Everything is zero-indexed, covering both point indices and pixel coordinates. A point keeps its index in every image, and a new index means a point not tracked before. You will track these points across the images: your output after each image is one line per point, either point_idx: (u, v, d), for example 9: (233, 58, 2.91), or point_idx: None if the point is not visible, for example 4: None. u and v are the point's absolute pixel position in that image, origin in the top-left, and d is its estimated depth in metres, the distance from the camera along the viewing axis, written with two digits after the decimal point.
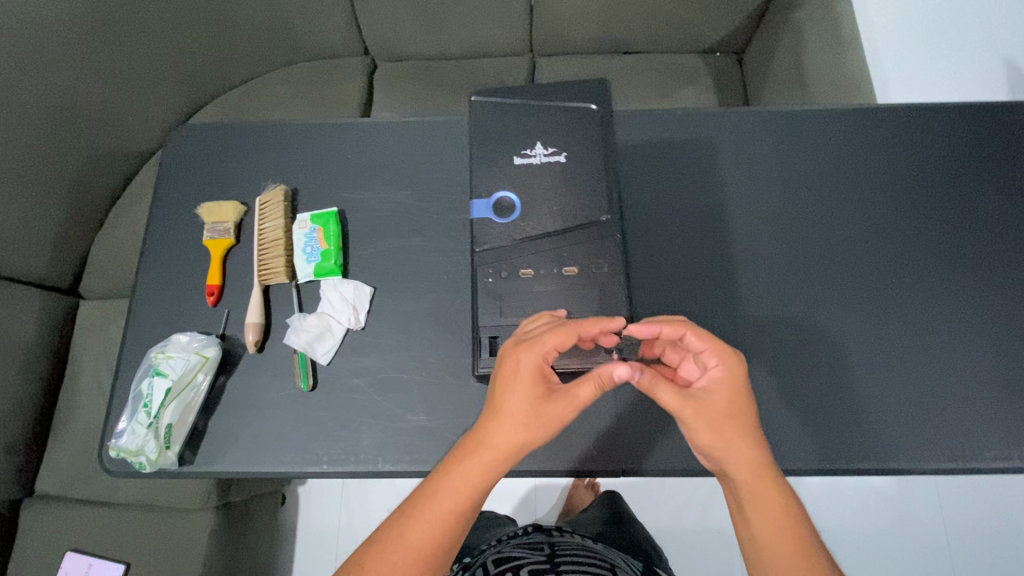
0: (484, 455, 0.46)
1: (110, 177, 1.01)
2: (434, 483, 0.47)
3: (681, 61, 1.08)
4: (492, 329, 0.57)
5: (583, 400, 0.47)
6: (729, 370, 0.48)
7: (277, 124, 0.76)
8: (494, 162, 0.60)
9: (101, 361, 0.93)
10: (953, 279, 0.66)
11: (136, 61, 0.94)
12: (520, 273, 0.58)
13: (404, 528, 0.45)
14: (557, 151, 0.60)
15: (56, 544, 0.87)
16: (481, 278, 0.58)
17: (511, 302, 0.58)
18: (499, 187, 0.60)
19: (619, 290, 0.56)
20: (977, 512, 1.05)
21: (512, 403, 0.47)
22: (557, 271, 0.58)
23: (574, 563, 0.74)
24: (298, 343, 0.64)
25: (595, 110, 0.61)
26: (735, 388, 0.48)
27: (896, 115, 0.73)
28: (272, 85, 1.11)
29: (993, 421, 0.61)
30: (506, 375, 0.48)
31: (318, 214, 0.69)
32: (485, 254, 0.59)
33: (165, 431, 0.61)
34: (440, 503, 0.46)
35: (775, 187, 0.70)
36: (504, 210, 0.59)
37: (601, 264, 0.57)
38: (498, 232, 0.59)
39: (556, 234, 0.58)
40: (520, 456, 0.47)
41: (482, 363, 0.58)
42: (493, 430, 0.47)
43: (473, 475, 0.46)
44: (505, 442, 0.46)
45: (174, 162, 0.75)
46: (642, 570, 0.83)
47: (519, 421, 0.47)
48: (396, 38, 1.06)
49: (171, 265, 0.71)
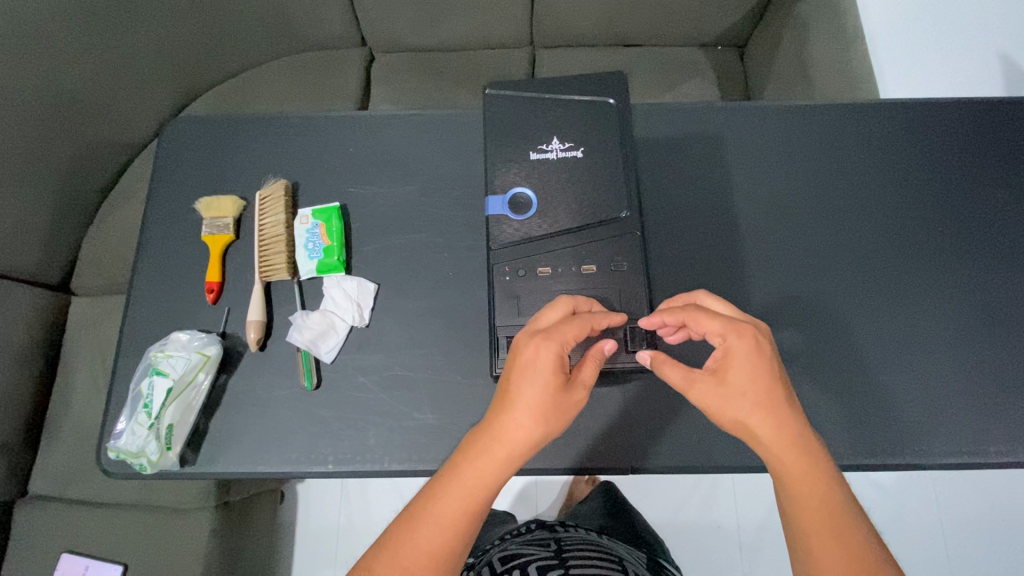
0: (500, 452, 0.44)
1: (103, 169, 0.99)
2: (444, 483, 0.45)
3: (681, 56, 1.08)
4: (511, 329, 0.56)
5: (588, 381, 0.48)
6: (733, 342, 0.46)
7: (278, 116, 0.74)
8: (506, 157, 0.59)
9: (96, 358, 0.91)
10: (958, 274, 0.66)
11: (130, 52, 0.92)
12: (538, 271, 0.57)
13: (414, 531, 0.44)
14: (574, 146, 0.59)
15: (52, 545, 0.86)
16: (495, 276, 0.57)
17: (528, 301, 0.57)
18: (517, 183, 0.59)
19: (639, 289, 0.56)
20: (970, 505, 1.07)
21: (527, 395, 0.45)
22: (576, 270, 0.57)
23: (580, 557, 0.75)
24: (301, 341, 0.63)
25: (613, 104, 0.60)
26: (751, 362, 0.45)
27: (904, 110, 0.72)
28: (269, 77, 1.09)
29: (999, 418, 0.61)
30: (519, 365, 0.46)
31: (320, 209, 0.68)
32: (501, 252, 0.58)
33: (166, 431, 0.59)
34: (452, 500, 0.44)
35: (783, 181, 0.70)
36: (520, 207, 0.58)
37: (621, 263, 0.57)
38: (513, 229, 0.58)
39: (574, 232, 0.58)
40: (533, 451, 0.45)
41: (498, 365, 0.56)
42: (508, 424, 0.44)
43: (488, 471, 0.44)
44: (521, 438, 0.44)
45: (172, 154, 0.74)
46: (646, 560, 0.83)
47: (535, 413, 0.44)
48: (395, 29, 1.04)
49: (170, 262, 0.70)
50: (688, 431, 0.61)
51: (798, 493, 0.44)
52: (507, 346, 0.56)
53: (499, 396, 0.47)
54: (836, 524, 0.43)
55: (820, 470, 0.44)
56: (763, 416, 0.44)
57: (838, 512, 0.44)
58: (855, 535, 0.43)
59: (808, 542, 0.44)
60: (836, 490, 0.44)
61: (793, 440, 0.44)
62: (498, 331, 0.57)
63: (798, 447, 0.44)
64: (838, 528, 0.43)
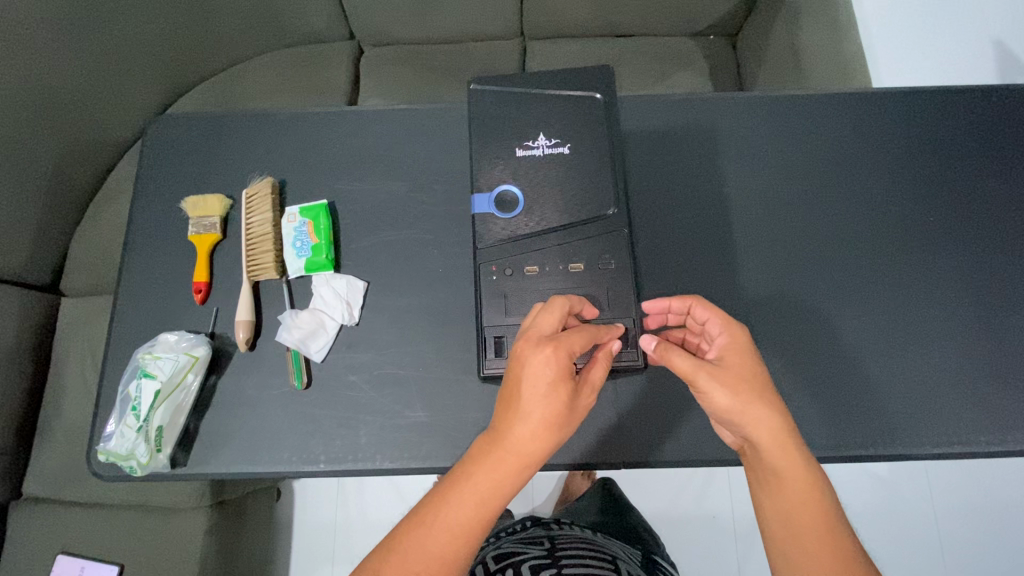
0: (511, 461, 0.43)
1: (89, 169, 0.98)
2: (454, 492, 0.44)
3: (673, 45, 1.06)
4: (499, 329, 0.56)
5: (597, 383, 0.47)
6: (734, 330, 0.49)
7: (262, 113, 0.73)
8: (493, 154, 0.59)
9: (85, 359, 0.91)
10: (950, 262, 0.66)
11: (114, 49, 0.91)
12: (526, 270, 0.57)
13: (425, 539, 0.43)
14: (561, 142, 0.58)
15: (47, 548, 0.86)
16: (483, 275, 0.57)
17: (517, 300, 0.56)
18: (503, 180, 0.58)
19: (628, 288, 0.56)
20: (964, 491, 1.07)
21: (541, 408, 0.43)
22: (563, 268, 0.56)
23: (574, 556, 0.75)
24: (291, 341, 0.62)
25: (600, 98, 0.60)
26: (744, 352, 0.48)
27: (894, 97, 0.72)
28: (255, 71, 1.08)
29: (991, 406, 0.61)
30: (530, 374, 0.44)
31: (307, 207, 0.67)
32: (489, 251, 0.58)
33: (156, 433, 0.59)
34: (467, 512, 0.43)
35: (774, 173, 0.69)
36: (507, 205, 0.58)
37: (608, 261, 0.56)
38: (499, 227, 0.58)
39: (562, 229, 0.57)
40: (544, 460, 0.44)
41: (487, 366, 0.56)
42: (522, 436, 0.43)
43: (503, 482, 0.43)
44: (536, 448, 0.43)
45: (155, 154, 0.73)
46: (641, 558, 0.84)
47: (547, 424, 0.43)
48: (382, 22, 1.02)
49: (156, 263, 0.69)
50: (680, 426, 0.61)
51: (793, 490, 0.45)
52: (496, 347, 0.56)
53: (507, 405, 0.45)
54: (828, 522, 0.44)
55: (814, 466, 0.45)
56: (766, 404, 0.45)
57: (830, 511, 0.44)
58: (841, 536, 0.44)
59: (801, 539, 0.44)
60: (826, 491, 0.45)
61: (793, 430, 0.45)
62: (484, 332, 0.56)
63: (790, 434, 0.45)
64: (828, 527, 0.44)
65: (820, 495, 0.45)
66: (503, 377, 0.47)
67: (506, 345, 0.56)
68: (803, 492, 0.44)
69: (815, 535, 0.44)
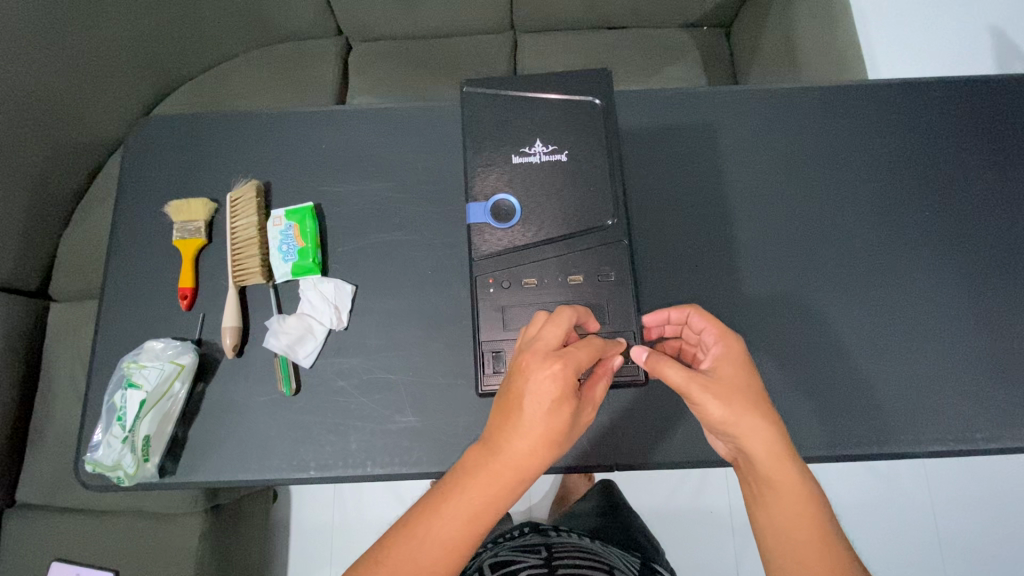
0: (508, 475, 0.42)
1: (75, 172, 0.97)
2: (447, 504, 0.43)
3: (667, 37, 1.05)
4: (498, 342, 0.55)
5: (598, 399, 0.47)
6: (730, 342, 0.49)
7: (250, 116, 0.72)
8: (489, 161, 0.57)
9: (76, 365, 0.90)
10: (948, 258, 0.65)
11: (99, 50, 0.89)
12: (523, 282, 0.56)
13: (415, 550, 0.42)
14: (559, 149, 0.57)
15: (40, 555, 0.85)
16: (481, 286, 0.56)
17: (514, 311, 0.55)
18: (499, 189, 0.57)
19: (629, 299, 0.55)
20: (962, 483, 1.07)
21: (542, 425, 0.42)
22: (563, 280, 0.56)
23: (572, 568, 0.75)
24: (279, 346, 0.62)
25: (599, 104, 0.58)
26: (739, 363, 0.48)
27: (892, 91, 0.70)
28: (243, 70, 1.06)
29: (989, 404, 0.60)
30: (534, 390, 0.43)
31: (294, 209, 0.66)
32: (486, 262, 0.56)
33: (142, 443, 0.58)
34: (459, 525, 0.42)
35: (769, 170, 0.68)
36: (504, 214, 0.56)
37: (608, 273, 0.55)
38: (497, 237, 0.57)
39: (560, 239, 0.56)
40: (540, 475, 0.44)
41: (486, 382, 0.55)
42: (521, 451, 0.42)
43: (499, 497, 0.42)
44: (533, 464, 0.43)
45: (140, 159, 0.71)
46: (639, 567, 0.83)
47: (548, 441, 0.42)
48: (370, 18, 1.01)
49: (141, 270, 0.68)
50: (674, 429, 0.60)
51: (787, 501, 0.44)
52: (495, 361, 0.55)
53: (505, 417, 0.43)
54: (822, 534, 0.43)
55: (810, 480, 0.44)
56: (761, 417, 0.45)
57: (823, 523, 0.44)
58: (838, 549, 0.43)
59: (795, 552, 0.43)
60: (821, 504, 0.44)
61: (787, 442, 0.45)
62: (482, 346, 0.55)
63: (783, 445, 0.44)
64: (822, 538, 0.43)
65: (812, 505, 0.44)
66: (501, 385, 0.46)
67: (504, 358, 0.55)
68: (798, 503, 0.44)
69: (808, 546, 0.43)
